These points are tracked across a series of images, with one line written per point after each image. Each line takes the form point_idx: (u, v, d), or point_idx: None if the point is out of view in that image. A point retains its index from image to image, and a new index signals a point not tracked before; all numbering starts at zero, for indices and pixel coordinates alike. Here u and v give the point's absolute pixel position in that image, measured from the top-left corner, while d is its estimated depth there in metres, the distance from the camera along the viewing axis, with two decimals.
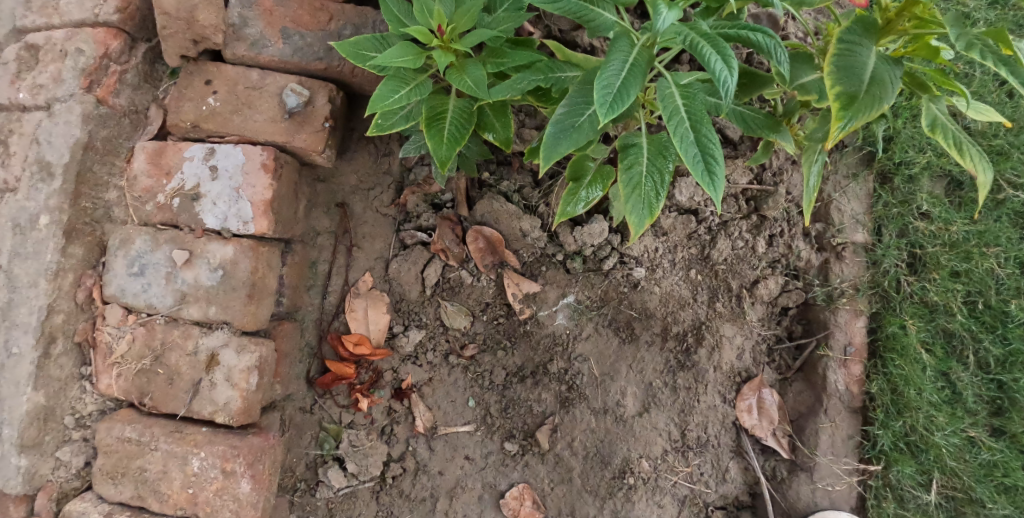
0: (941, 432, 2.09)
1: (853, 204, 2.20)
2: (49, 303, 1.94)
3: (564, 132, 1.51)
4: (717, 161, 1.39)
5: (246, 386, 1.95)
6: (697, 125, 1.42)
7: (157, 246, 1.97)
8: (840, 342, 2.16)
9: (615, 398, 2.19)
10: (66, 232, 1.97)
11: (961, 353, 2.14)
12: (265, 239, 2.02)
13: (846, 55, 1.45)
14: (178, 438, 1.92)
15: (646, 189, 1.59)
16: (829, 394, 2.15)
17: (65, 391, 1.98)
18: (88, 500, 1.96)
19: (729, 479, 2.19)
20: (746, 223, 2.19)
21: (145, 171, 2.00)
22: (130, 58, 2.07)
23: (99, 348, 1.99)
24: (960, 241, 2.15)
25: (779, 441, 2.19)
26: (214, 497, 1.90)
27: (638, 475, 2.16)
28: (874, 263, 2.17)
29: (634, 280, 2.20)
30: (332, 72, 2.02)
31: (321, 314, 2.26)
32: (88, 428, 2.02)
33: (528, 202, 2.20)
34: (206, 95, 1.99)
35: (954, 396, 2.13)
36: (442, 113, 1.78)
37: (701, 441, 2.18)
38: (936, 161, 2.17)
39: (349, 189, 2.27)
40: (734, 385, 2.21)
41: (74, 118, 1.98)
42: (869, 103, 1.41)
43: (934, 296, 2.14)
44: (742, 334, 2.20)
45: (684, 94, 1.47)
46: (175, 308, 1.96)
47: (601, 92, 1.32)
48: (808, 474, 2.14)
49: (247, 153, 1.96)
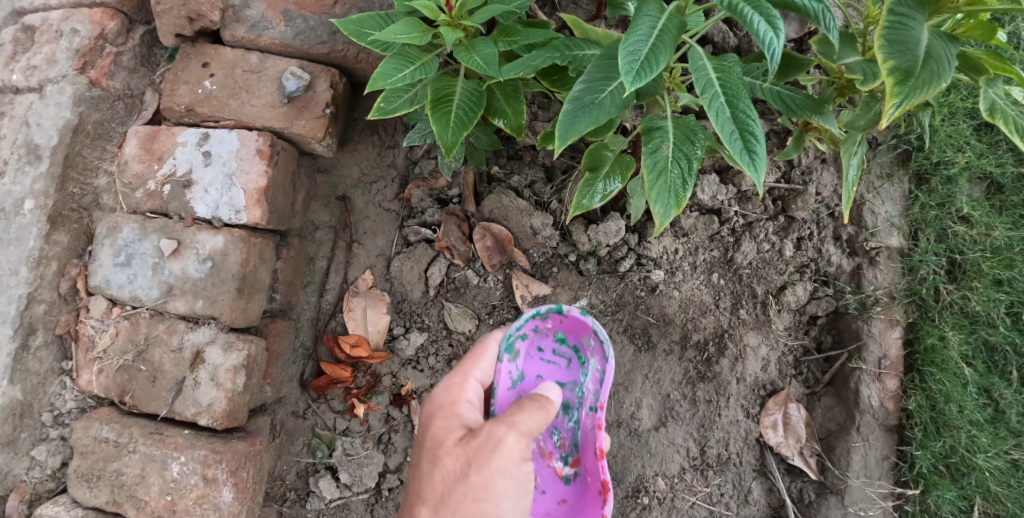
0: (984, 454, 1.90)
1: (887, 206, 2.04)
2: (30, 292, 1.84)
3: (583, 110, 1.39)
4: (757, 140, 1.29)
5: (232, 387, 1.83)
6: (734, 99, 1.32)
7: (145, 235, 1.87)
8: (874, 355, 1.99)
9: (629, 410, 2.07)
10: (51, 218, 1.87)
11: (1004, 368, 1.95)
12: (258, 230, 1.91)
13: (898, 29, 1.35)
14: (158, 441, 1.79)
15: (672, 175, 1.47)
16: (861, 411, 1.99)
17: (44, 387, 1.87)
18: (61, 504, 1.83)
19: (751, 501, 2.03)
20: (773, 224, 2.04)
21: (137, 156, 1.90)
22: (127, 40, 1.99)
23: (81, 341, 1.88)
24: (1002, 247, 1.96)
25: (807, 460, 2.02)
26: (193, 506, 1.76)
27: (653, 495, 2.03)
28: (910, 269, 2.00)
29: (652, 284, 2.06)
30: (335, 56, 1.92)
31: (318, 314, 2.14)
32: (66, 426, 1.90)
33: (540, 198, 2.08)
34: (202, 78, 1.90)
35: (997, 416, 1.94)
36: (449, 96, 1.68)
37: (722, 459, 2.04)
38: (976, 161, 2.00)
39: (351, 182, 2.16)
40: (758, 398, 2.06)
41: (65, 99, 1.90)
42: (927, 79, 1.31)
43: (976, 306, 1.95)
44: (768, 344, 2.06)
45: (719, 68, 1.38)
46: (161, 302, 1.84)
47: (628, 59, 1.25)
48: (838, 498, 1.97)
49: (242, 139, 1.86)
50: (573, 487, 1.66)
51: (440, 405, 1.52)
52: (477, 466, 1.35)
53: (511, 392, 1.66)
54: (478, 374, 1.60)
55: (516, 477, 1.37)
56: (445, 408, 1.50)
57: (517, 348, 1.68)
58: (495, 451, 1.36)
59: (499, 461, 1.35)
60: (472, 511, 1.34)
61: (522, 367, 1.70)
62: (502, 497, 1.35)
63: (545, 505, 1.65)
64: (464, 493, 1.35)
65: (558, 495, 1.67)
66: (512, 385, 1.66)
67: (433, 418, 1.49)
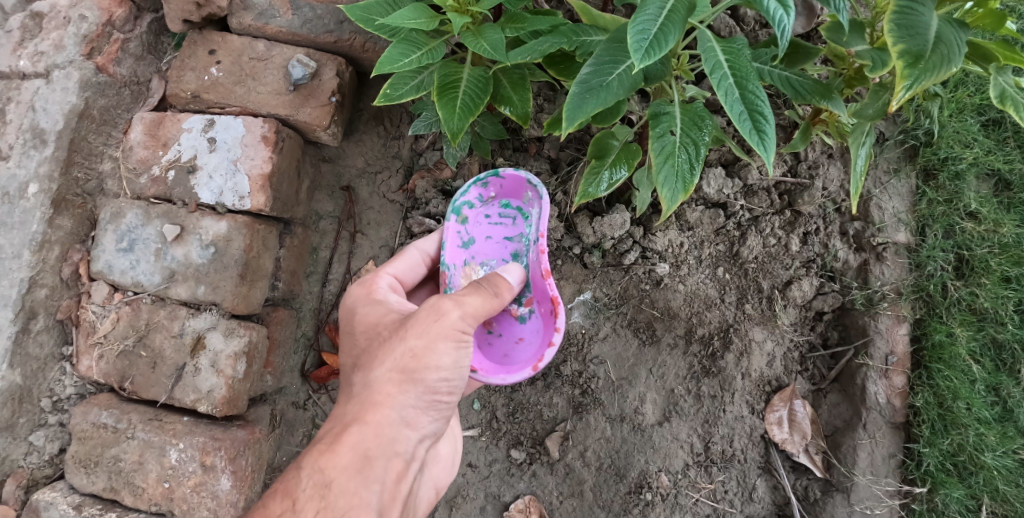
0: (992, 452, 1.88)
1: (894, 201, 2.01)
2: (32, 276, 1.83)
3: (590, 92, 1.40)
4: (766, 120, 1.31)
5: (233, 374, 1.82)
6: (742, 81, 1.34)
7: (148, 221, 1.86)
8: (881, 351, 1.96)
9: (633, 405, 2.05)
10: (55, 202, 1.87)
11: (1013, 366, 1.93)
12: (261, 217, 1.91)
13: (908, 14, 1.37)
14: (157, 427, 1.78)
15: (679, 160, 1.48)
16: (868, 407, 1.96)
17: (43, 372, 1.86)
18: (58, 490, 1.81)
19: (755, 498, 2.01)
20: (780, 219, 2.03)
21: (142, 142, 1.90)
22: (134, 27, 1.99)
23: (82, 327, 1.87)
24: (1011, 244, 1.93)
25: (812, 458, 2.00)
26: (191, 494, 1.75)
27: (656, 491, 2.00)
28: (918, 265, 1.98)
29: (657, 277, 2.05)
30: (342, 45, 1.92)
31: (320, 304, 2.12)
32: (65, 413, 1.89)
33: (545, 190, 2.07)
34: (209, 64, 1.90)
35: (1006, 414, 1.92)
36: (456, 83, 1.68)
37: (726, 455, 2.01)
38: (984, 157, 1.97)
39: (356, 171, 2.15)
40: (763, 395, 2.04)
41: (71, 84, 1.90)
42: (937, 62, 1.33)
43: (984, 303, 1.93)
44: (773, 339, 2.04)
45: (727, 50, 1.39)
46: (163, 287, 1.84)
47: (637, 37, 1.26)
48: (844, 496, 1.94)
49: (248, 125, 1.86)
50: (529, 325, 1.70)
51: (358, 297, 1.58)
52: (415, 330, 1.41)
53: (462, 250, 1.75)
54: (393, 270, 1.66)
55: (455, 339, 1.42)
56: (363, 298, 1.57)
57: (464, 213, 1.76)
58: (434, 317, 1.41)
59: (439, 326, 1.40)
60: (412, 369, 1.41)
61: (471, 231, 1.76)
62: (442, 354, 1.41)
63: (503, 349, 1.69)
64: (400, 353, 1.41)
65: (516, 334, 1.71)
66: (462, 244, 1.75)
67: (357, 308, 1.56)
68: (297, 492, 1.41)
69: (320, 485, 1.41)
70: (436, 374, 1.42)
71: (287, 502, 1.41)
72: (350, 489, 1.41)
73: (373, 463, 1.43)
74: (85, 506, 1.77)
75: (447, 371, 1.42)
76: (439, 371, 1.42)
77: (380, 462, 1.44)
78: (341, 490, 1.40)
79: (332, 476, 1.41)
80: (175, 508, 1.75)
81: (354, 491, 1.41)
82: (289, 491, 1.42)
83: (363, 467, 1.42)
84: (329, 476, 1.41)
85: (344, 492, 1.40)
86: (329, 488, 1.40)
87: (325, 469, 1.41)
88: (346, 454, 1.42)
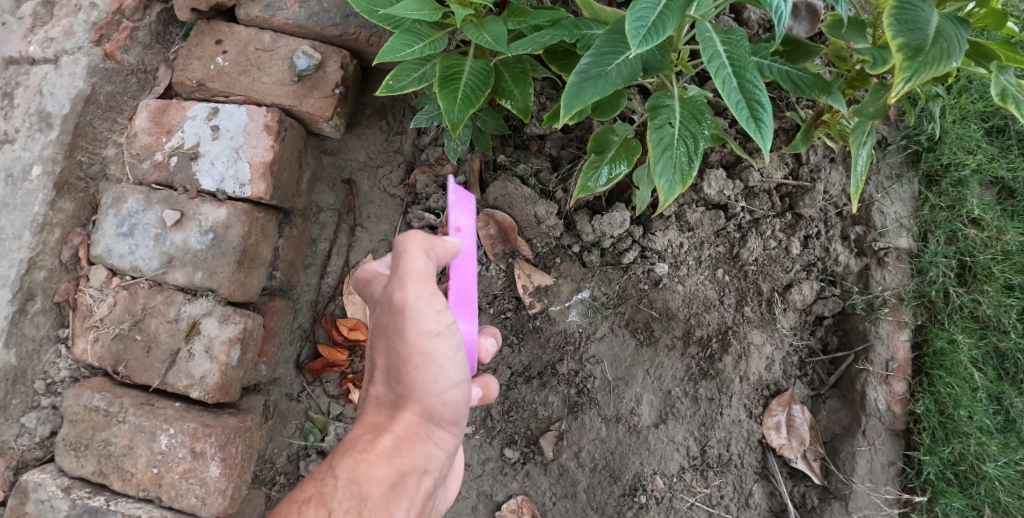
0: (993, 462, 1.85)
1: (897, 206, 1.99)
2: (31, 257, 1.85)
3: (589, 81, 1.42)
4: (762, 108, 1.35)
5: (226, 361, 1.81)
6: (741, 71, 1.37)
7: (149, 206, 1.86)
8: (881, 357, 1.94)
9: (628, 406, 2.03)
10: (57, 185, 1.88)
11: (1016, 376, 1.90)
12: (261, 206, 1.91)
13: (908, 9, 1.38)
14: (148, 412, 1.78)
15: (678, 152, 1.48)
16: (867, 414, 1.93)
17: (39, 354, 1.87)
18: (48, 472, 1.81)
19: (752, 505, 1.97)
20: (780, 222, 2.01)
21: (146, 128, 1.91)
22: (143, 16, 2.02)
23: (79, 310, 1.87)
24: (1015, 252, 1.91)
25: (810, 464, 1.96)
26: (180, 480, 1.74)
27: (650, 494, 1.97)
28: (920, 271, 1.96)
29: (656, 277, 2.04)
30: (347, 39, 1.94)
31: (317, 296, 2.13)
32: (58, 396, 1.89)
33: (545, 187, 2.07)
34: (215, 54, 1.92)
35: (1008, 424, 1.88)
36: (457, 74, 1.69)
37: (722, 460, 1.98)
38: (987, 165, 1.96)
39: (357, 165, 2.16)
40: (761, 399, 2.01)
41: (79, 70, 1.92)
42: (937, 56, 1.34)
43: (986, 311, 1.91)
44: (772, 343, 2.02)
45: (726, 41, 1.42)
46: (160, 272, 1.84)
47: (634, 25, 1.29)
48: (841, 504, 1.91)
49: (251, 114, 1.87)
50: None
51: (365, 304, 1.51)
52: (395, 329, 1.38)
53: None
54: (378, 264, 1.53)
55: (433, 324, 1.37)
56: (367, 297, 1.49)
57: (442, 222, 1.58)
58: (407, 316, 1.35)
59: (415, 325, 1.35)
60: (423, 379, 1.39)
61: None
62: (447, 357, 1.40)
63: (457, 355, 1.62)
64: (402, 363, 1.38)
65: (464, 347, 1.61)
66: None
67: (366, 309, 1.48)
68: (331, 503, 1.33)
69: (355, 499, 1.34)
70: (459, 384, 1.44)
71: (321, 513, 1.32)
72: (384, 506, 1.36)
73: (406, 479, 1.41)
74: (74, 489, 1.77)
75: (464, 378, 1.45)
76: (451, 380, 1.41)
77: (412, 480, 1.42)
78: (375, 505, 1.35)
79: (368, 488, 1.36)
80: (163, 494, 1.75)
81: (387, 506, 1.36)
82: (324, 501, 1.34)
83: (398, 482, 1.39)
84: (364, 489, 1.36)
85: (378, 507, 1.35)
86: (365, 501, 1.34)
87: (361, 481, 1.36)
88: (380, 468, 1.39)
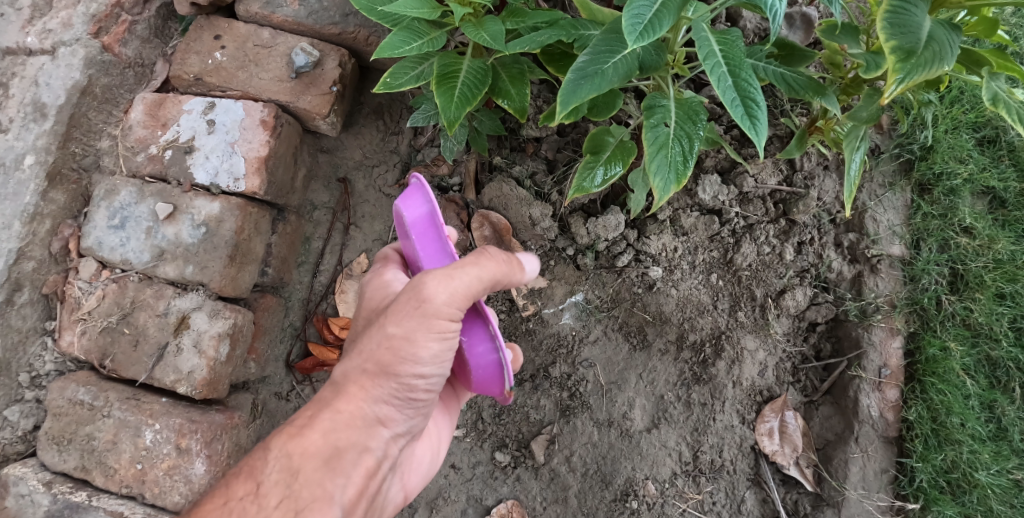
0: (985, 470, 1.84)
1: (889, 214, 2.00)
2: (20, 247, 1.83)
3: (585, 78, 1.42)
4: (757, 107, 1.36)
5: (215, 356, 1.79)
6: (736, 70, 1.38)
7: (142, 199, 1.85)
8: (874, 363, 1.93)
9: (621, 409, 2.01)
10: (49, 175, 1.88)
11: (1007, 384, 1.90)
12: (255, 201, 1.90)
13: (900, 14, 1.39)
14: (133, 406, 1.75)
15: (673, 151, 1.48)
16: (860, 420, 1.92)
17: (24, 345, 1.84)
18: (30, 466, 1.78)
19: (744, 511, 1.96)
20: (774, 227, 2.02)
21: (141, 121, 1.90)
22: (143, 11, 2.02)
23: (67, 302, 1.85)
24: (1006, 260, 1.92)
25: (802, 471, 1.95)
26: (164, 477, 1.71)
27: (642, 499, 1.95)
28: (912, 279, 1.96)
29: (649, 281, 2.04)
30: (346, 37, 1.94)
31: (309, 295, 2.11)
32: (43, 389, 1.87)
33: (540, 189, 2.08)
34: (213, 49, 1.92)
35: (999, 432, 1.89)
36: (455, 73, 1.69)
37: (715, 466, 1.97)
38: (979, 174, 1.97)
39: (352, 164, 2.16)
40: (754, 404, 2.00)
41: (76, 61, 1.93)
42: (928, 58, 1.35)
43: (978, 319, 1.91)
44: (765, 348, 2.01)
45: (721, 41, 1.44)
46: (150, 266, 1.82)
47: (631, 21, 1.30)
48: (834, 511, 1.90)
49: (247, 109, 1.87)
50: None
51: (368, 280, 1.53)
52: (392, 317, 1.35)
53: None
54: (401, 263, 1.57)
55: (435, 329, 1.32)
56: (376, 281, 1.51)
57: None
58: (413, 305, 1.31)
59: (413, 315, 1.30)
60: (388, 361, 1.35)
61: None
62: (421, 347, 1.34)
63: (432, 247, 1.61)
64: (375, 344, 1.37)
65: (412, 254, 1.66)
66: None
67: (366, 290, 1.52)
68: (261, 476, 1.34)
69: (287, 471, 1.34)
70: (413, 371, 1.37)
71: (250, 485, 1.33)
72: (316, 480, 1.34)
73: (343, 456, 1.38)
74: (56, 484, 1.74)
75: (424, 368, 1.37)
76: (417, 371, 1.37)
77: (350, 456, 1.39)
78: (307, 479, 1.34)
79: (298, 462, 1.34)
80: (146, 491, 1.72)
81: (319, 482, 1.34)
82: (253, 474, 1.34)
83: (333, 457, 1.37)
84: (297, 463, 1.35)
85: (310, 483, 1.33)
86: (296, 475, 1.34)
87: (292, 454, 1.35)
88: (315, 442, 1.36)
